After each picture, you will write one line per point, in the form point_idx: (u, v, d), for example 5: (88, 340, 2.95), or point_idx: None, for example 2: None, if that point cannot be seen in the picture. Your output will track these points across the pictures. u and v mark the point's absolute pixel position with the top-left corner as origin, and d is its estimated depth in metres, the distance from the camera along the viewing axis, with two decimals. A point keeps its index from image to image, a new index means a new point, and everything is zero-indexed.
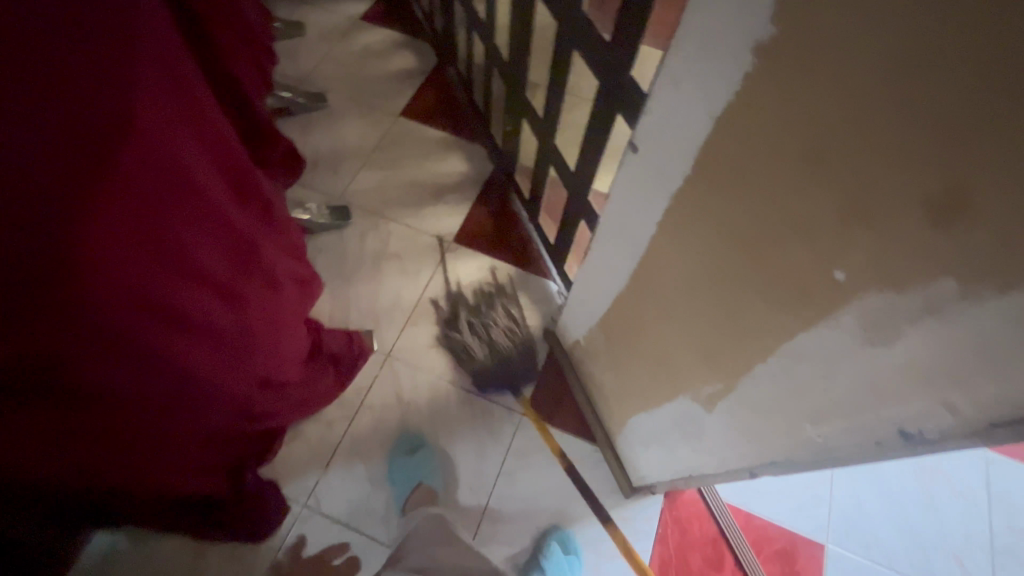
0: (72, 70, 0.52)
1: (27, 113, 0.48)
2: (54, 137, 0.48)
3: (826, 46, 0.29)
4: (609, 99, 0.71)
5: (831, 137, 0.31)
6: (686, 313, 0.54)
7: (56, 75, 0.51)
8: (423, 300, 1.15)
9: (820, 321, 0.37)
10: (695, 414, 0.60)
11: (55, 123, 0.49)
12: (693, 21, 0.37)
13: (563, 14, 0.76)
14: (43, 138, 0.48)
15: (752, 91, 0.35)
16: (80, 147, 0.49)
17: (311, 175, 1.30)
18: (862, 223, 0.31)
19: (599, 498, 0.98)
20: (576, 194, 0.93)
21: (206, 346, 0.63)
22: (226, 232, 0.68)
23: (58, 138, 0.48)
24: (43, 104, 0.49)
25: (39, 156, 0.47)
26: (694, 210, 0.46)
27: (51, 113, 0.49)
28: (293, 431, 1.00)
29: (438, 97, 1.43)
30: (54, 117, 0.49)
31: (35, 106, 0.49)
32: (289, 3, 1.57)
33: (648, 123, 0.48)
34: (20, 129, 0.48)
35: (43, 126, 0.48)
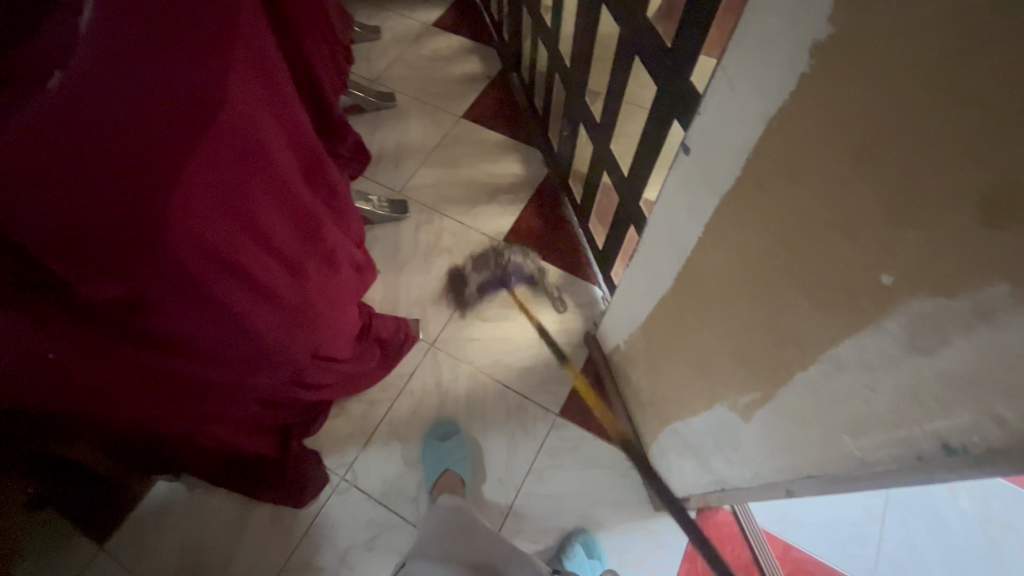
0: (175, 42, 0.57)
1: (131, 73, 0.54)
2: (152, 97, 0.54)
3: (883, 44, 0.29)
4: (666, 105, 0.71)
5: (884, 136, 0.31)
6: (728, 318, 0.54)
7: (160, 44, 0.57)
8: (469, 295, 1.18)
9: (866, 326, 0.36)
10: (732, 423, 0.59)
11: (155, 85, 0.54)
12: (752, 22, 0.38)
13: (626, 20, 0.77)
14: (143, 96, 0.53)
15: (807, 91, 0.35)
16: (173, 110, 0.54)
17: (375, 169, 1.37)
18: (913, 224, 0.31)
19: (627, 506, 0.97)
20: (627, 199, 0.94)
21: (265, 308, 0.68)
22: (292, 205, 0.73)
23: (156, 99, 0.54)
24: (146, 68, 0.55)
25: (138, 112, 0.52)
26: (742, 212, 0.46)
27: (152, 77, 0.55)
28: (338, 407, 1.06)
29: (500, 102, 1.48)
30: (155, 80, 0.55)
31: (139, 69, 0.55)
32: (369, 10, 1.67)
33: (701, 125, 0.48)
34: (125, 87, 0.53)
35: (144, 86, 0.54)
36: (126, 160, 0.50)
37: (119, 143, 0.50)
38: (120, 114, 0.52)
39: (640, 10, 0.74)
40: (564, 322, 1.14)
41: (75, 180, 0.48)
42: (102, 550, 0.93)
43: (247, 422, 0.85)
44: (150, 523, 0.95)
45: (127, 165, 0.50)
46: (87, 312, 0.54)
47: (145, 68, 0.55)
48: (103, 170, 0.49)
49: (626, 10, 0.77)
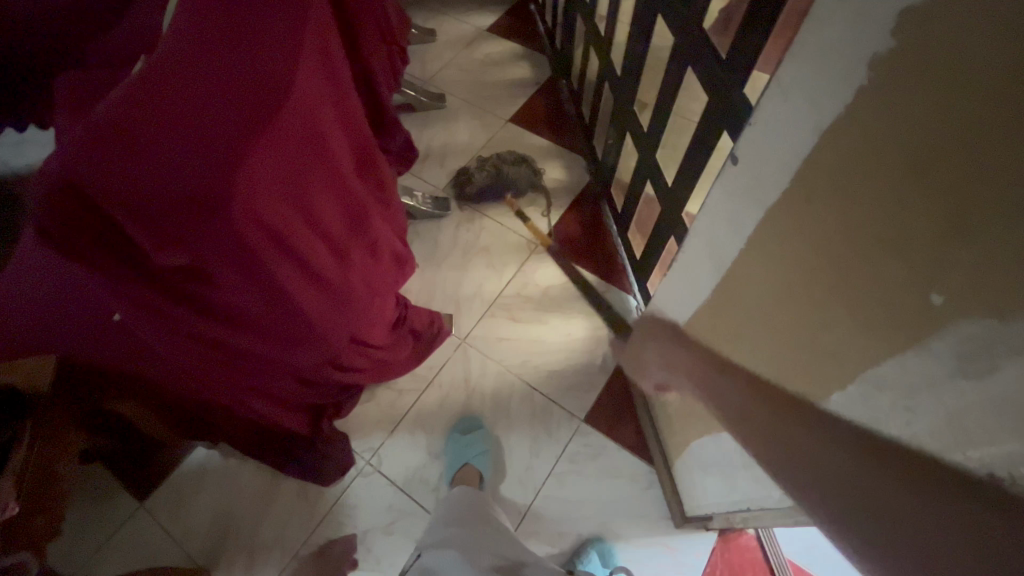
0: (251, 32, 0.61)
1: (211, 59, 0.58)
2: (228, 81, 0.58)
3: (948, 58, 0.28)
4: (716, 117, 0.71)
5: (940, 151, 0.30)
6: (766, 333, 0.53)
7: (238, 33, 0.61)
8: (503, 294, 1.20)
9: (912, 346, 0.35)
10: (762, 441, 0.58)
11: (231, 70, 0.58)
12: (811, 35, 0.38)
13: (681, 30, 0.77)
14: (217, 79, 0.57)
15: (864, 104, 0.35)
16: (245, 94, 0.58)
17: (421, 166, 1.41)
18: (965, 245, 0.30)
19: (647, 520, 0.96)
20: (669, 209, 0.93)
21: (311, 287, 0.71)
22: (344, 193, 0.77)
23: (231, 83, 0.58)
24: (225, 54, 0.59)
25: (213, 94, 0.56)
26: (788, 225, 0.46)
27: (229, 63, 0.59)
28: (368, 393, 1.09)
29: (547, 108, 1.50)
30: (231, 66, 0.59)
31: (218, 54, 0.59)
32: (428, 13, 1.73)
33: (750, 136, 0.48)
34: (202, 70, 0.57)
35: (221, 71, 0.58)
36: (199, 137, 0.54)
37: (194, 121, 0.54)
38: (198, 95, 0.56)
39: (695, 21, 0.74)
40: (595, 329, 1.14)
41: (154, 152, 0.52)
42: (141, 506, 0.99)
43: (283, 398, 0.89)
44: (186, 486, 1.00)
45: (200, 141, 0.54)
46: (151, 276, 0.58)
47: (223, 54, 0.59)
48: (179, 144, 0.53)
49: (682, 21, 0.77)
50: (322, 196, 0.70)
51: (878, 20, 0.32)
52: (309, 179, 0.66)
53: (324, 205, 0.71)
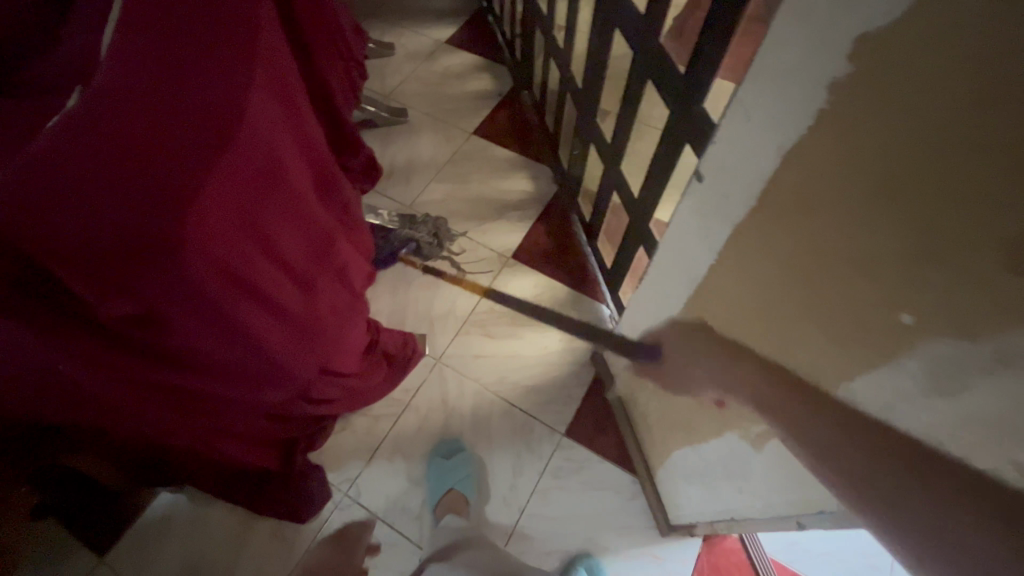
0: (196, 61, 0.58)
1: (155, 91, 0.55)
2: (173, 115, 0.54)
3: (906, 86, 0.29)
4: (677, 129, 0.71)
5: (903, 176, 0.31)
6: (740, 347, 0.53)
7: (182, 63, 0.58)
8: (476, 310, 1.18)
9: (883, 363, 0.36)
10: (742, 453, 0.58)
11: (177, 104, 0.55)
12: (770, 57, 0.38)
13: (639, 44, 0.78)
14: (163, 116, 0.54)
15: (826, 127, 0.35)
16: (194, 128, 0.55)
17: (386, 182, 1.38)
18: (932, 267, 0.30)
19: (633, 531, 0.95)
20: (637, 219, 0.93)
21: (277, 322, 0.68)
22: (307, 222, 0.74)
23: (178, 118, 0.55)
24: (169, 85, 0.56)
25: (160, 129, 0.53)
26: (757, 242, 0.46)
27: (176, 95, 0.56)
28: (342, 421, 1.06)
29: (511, 119, 1.49)
30: (177, 99, 0.56)
31: (162, 86, 0.56)
32: (384, 26, 1.70)
33: (715, 153, 0.48)
34: (146, 106, 0.54)
35: (166, 104, 0.55)
36: (146, 178, 0.51)
37: (139, 160, 0.51)
38: (140, 131, 0.53)
39: (653, 35, 0.74)
40: (571, 341, 1.14)
41: (95, 195, 0.49)
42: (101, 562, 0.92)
43: (253, 436, 0.85)
44: (150, 536, 0.94)
45: (147, 183, 0.51)
46: (100, 327, 0.54)
47: (169, 86, 0.56)
48: (122, 186, 0.50)
49: (640, 34, 0.77)
50: (283, 227, 0.68)
51: (837, 45, 0.32)
52: (267, 211, 0.64)
53: (285, 236, 0.68)
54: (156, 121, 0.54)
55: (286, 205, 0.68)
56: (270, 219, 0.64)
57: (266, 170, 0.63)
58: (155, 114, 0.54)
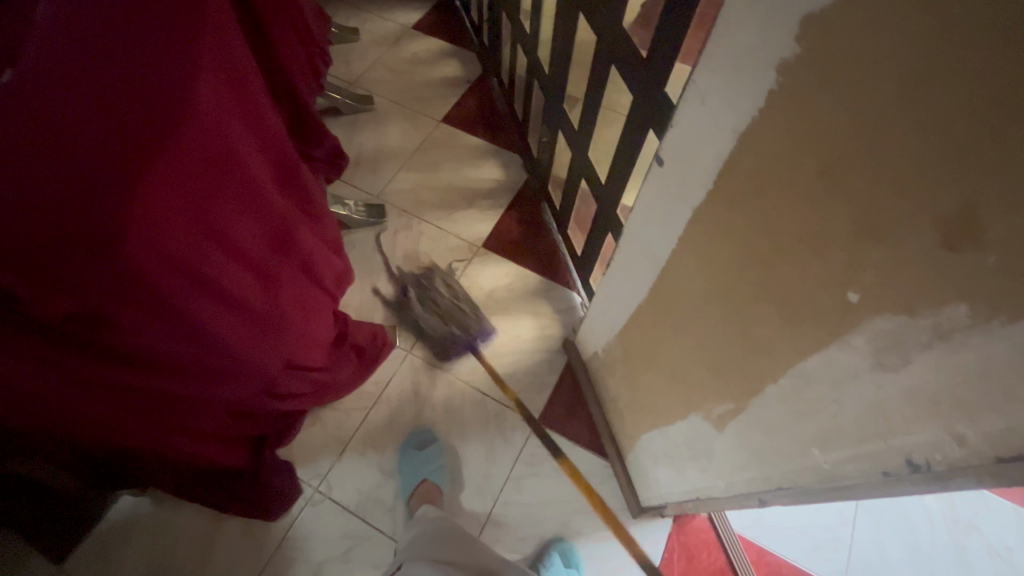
0: (140, 43, 0.55)
1: (94, 75, 0.52)
2: (115, 100, 0.52)
3: (850, 64, 0.29)
4: (641, 114, 0.71)
5: (849, 155, 0.31)
6: (702, 331, 0.54)
7: (124, 45, 0.55)
8: (448, 300, 1.17)
9: (832, 342, 0.37)
10: (705, 433, 0.60)
11: (119, 89, 0.52)
12: (724, 37, 0.38)
13: (603, 28, 0.77)
14: (102, 103, 0.51)
15: (776, 108, 0.35)
16: (138, 114, 0.52)
17: (352, 172, 1.35)
18: (876, 245, 0.31)
19: (605, 514, 0.97)
20: (605, 205, 0.93)
21: (235, 317, 0.66)
22: (266, 213, 0.72)
23: (118, 104, 0.52)
24: (110, 68, 0.53)
25: (101, 116, 0.51)
26: (715, 226, 0.46)
27: (118, 80, 0.53)
28: (312, 416, 1.04)
29: (479, 107, 1.47)
30: (119, 83, 0.53)
31: (102, 70, 0.53)
32: (347, 10, 1.65)
33: (674, 137, 0.48)
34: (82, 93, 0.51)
35: (107, 89, 0.52)
36: (86, 167, 0.48)
37: (78, 148, 0.48)
38: (79, 117, 0.50)
39: (615, 19, 0.74)
40: (543, 329, 1.14)
41: (29, 184, 0.46)
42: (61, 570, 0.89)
43: (218, 434, 0.83)
44: (114, 540, 0.92)
45: (88, 172, 0.48)
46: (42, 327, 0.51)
47: (110, 69, 0.53)
48: (58, 176, 0.47)
49: (603, 18, 0.76)
50: (239, 219, 0.65)
51: (785, 26, 0.33)
52: (221, 202, 0.61)
53: (242, 228, 0.66)
54: (94, 108, 0.51)
55: (242, 196, 0.66)
56: (224, 210, 0.62)
57: (217, 159, 0.60)
58: (93, 100, 0.51)
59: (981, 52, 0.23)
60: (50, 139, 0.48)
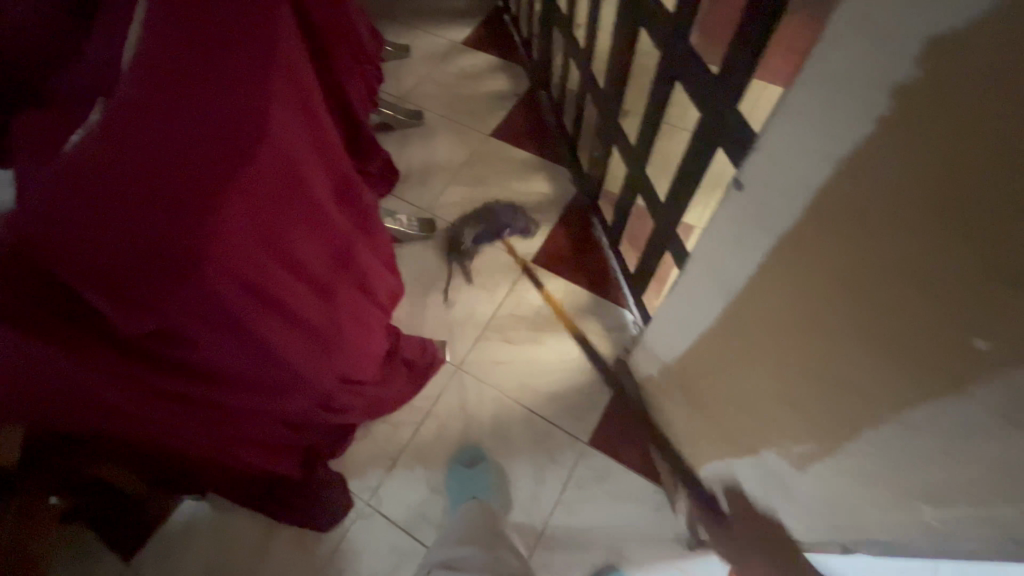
0: (219, 71, 0.57)
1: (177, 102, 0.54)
2: (195, 126, 0.54)
3: (983, 95, 0.26)
4: (707, 132, 0.69)
5: (977, 192, 0.28)
6: (782, 364, 0.51)
7: (204, 71, 0.57)
8: (496, 315, 1.16)
9: (950, 390, 0.33)
10: (782, 472, 0.56)
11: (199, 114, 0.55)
12: (822, 60, 0.36)
13: (666, 43, 0.75)
14: (184, 129, 0.53)
15: (886, 137, 0.33)
16: (214, 139, 0.54)
17: (403, 186, 1.37)
18: (1010, 292, 0.28)
19: (659, 543, 0.93)
20: (662, 223, 0.91)
21: (297, 333, 0.68)
22: (329, 232, 0.73)
23: (198, 130, 0.54)
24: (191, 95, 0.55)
25: (181, 140, 0.53)
26: (804, 256, 0.44)
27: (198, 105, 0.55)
28: (362, 429, 1.05)
29: (528, 121, 1.47)
30: (200, 111, 0.55)
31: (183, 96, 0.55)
32: (399, 27, 1.69)
33: (756, 160, 0.46)
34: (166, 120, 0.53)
35: (188, 115, 0.54)
36: (167, 193, 0.50)
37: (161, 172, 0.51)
38: (162, 144, 0.52)
39: (681, 34, 0.72)
40: (592, 347, 1.11)
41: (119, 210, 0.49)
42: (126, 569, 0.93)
43: (276, 444, 0.85)
44: (173, 544, 0.95)
45: (169, 198, 0.50)
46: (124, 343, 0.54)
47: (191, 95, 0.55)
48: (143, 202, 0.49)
49: (667, 33, 0.74)
50: (303, 237, 0.67)
51: (901, 50, 0.30)
52: (288, 223, 0.63)
53: (305, 247, 0.67)
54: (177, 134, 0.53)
55: (307, 215, 0.67)
56: (290, 230, 0.64)
57: (286, 181, 0.62)
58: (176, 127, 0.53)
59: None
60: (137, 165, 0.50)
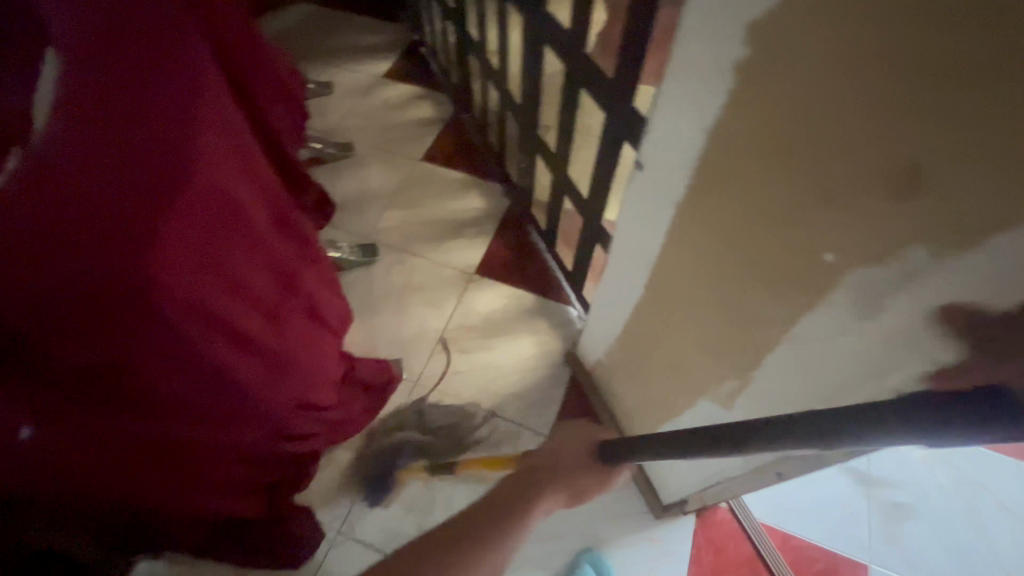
0: (142, 110, 0.59)
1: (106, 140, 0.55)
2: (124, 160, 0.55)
3: (796, 60, 0.35)
4: (611, 131, 0.77)
5: (808, 134, 0.36)
6: (696, 318, 0.58)
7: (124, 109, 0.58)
8: (447, 328, 1.20)
9: (818, 301, 0.40)
10: (716, 414, 0.62)
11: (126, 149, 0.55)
12: (684, 50, 0.44)
13: (566, 56, 0.84)
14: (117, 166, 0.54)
15: (739, 104, 0.41)
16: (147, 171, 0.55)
17: (340, 216, 1.39)
18: (842, 206, 0.36)
19: (630, 518, 0.97)
20: (589, 219, 0.98)
21: (253, 356, 0.68)
22: (271, 256, 0.74)
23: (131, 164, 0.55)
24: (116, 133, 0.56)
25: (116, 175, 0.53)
26: (697, 216, 0.51)
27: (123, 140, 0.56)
28: (325, 458, 1.04)
29: (456, 142, 1.54)
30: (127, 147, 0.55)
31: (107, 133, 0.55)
32: (318, 66, 1.73)
33: (649, 141, 0.54)
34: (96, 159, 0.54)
35: (113, 151, 0.55)
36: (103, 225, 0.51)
37: (93, 207, 0.51)
38: (93, 182, 0.52)
39: (578, 47, 0.81)
40: (543, 346, 1.17)
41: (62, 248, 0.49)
42: None
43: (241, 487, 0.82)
44: None
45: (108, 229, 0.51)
46: (76, 385, 0.53)
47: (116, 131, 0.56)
48: (79, 238, 0.50)
49: (566, 46, 0.83)
50: (248, 263, 0.68)
51: (734, 36, 0.38)
52: (230, 248, 0.64)
53: (251, 272, 0.68)
54: (107, 169, 0.53)
55: (249, 241, 0.68)
56: (232, 256, 0.64)
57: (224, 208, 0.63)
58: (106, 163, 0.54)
59: (900, 22, 0.28)
60: (74, 205, 0.51)
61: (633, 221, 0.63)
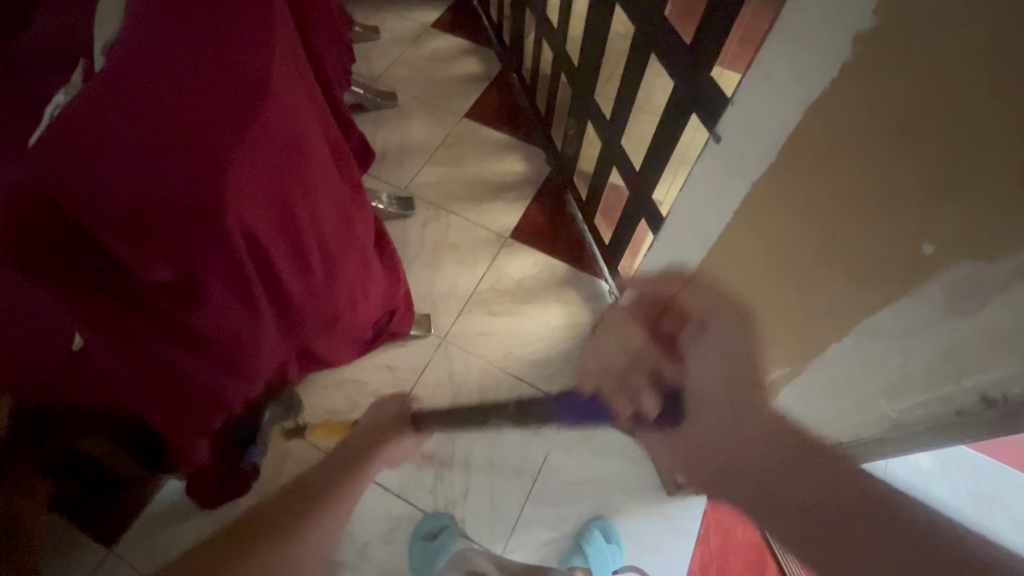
0: (221, 28, 0.57)
1: (184, 55, 0.54)
2: (201, 76, 0.53)
3: (930, 35, 0.32)
4: (680, 102, 0.74)
5: (927, 117, 0.34)
6: (753, 298, 0.57)
7: (200, 23, 0.56)
8: (477, 289, 1.20)
9: (904, 293, 0.39)
10: (757, 399, 0.62)
11: (203, 65, 0.54)
12: (796, 17, 0.41)
13: (641, 19, 0.80)
14: (193, 81, 0.53)
15: (851, 78, 0.39)
16: (226, 91, 0.54)
17: (378, 167, 1.38)
18: (954, 196, 0.34)
19: (642, 492, 0.99)
20: (637, 193, 0.96)
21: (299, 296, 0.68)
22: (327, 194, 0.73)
23: (207, 81, 0.53)
24: (193, 45, 0.54)
25: (193, 91, 0.52)
26: (774, 195, 0.50)
27: (202, 56, 0.54)
28: (350, 402, 1.06)
29: (502, 102, 1.50)
30: (203, 63, 0.54)
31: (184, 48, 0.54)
32: (366, 9, 1.68)
33: (733, 113, 0.52)
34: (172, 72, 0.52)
35: (191, 66, 0.53)
36: (179, 140, 0.50)
37: (168, 120, 0.50)
38: (171, 94, 0.51)
39: (654, 9, 0.77)
40: (572, 316, 1.17)
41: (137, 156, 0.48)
42: (111, 553, 0.93)
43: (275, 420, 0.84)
44: (158, 523, 0.95)
45: (184, 144, 0.50)
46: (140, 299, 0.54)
47: (194, 47, 0.54)
48: (154, 149, 0.49)
49: (642, 8, 0.79)
50: (306, 198, 0.67)
51: (861, 3, 0.36)
52: (292, 182, 0.63)
53: (309, 208, 0.67)
54: (184, 83, 0.52)
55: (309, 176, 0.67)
56: (294, 189, 0.63)
57: (291, 140, 0.62)
58: (183, 77, 0.52)
59: None
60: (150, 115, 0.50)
61: (698, 196, 0.62)
